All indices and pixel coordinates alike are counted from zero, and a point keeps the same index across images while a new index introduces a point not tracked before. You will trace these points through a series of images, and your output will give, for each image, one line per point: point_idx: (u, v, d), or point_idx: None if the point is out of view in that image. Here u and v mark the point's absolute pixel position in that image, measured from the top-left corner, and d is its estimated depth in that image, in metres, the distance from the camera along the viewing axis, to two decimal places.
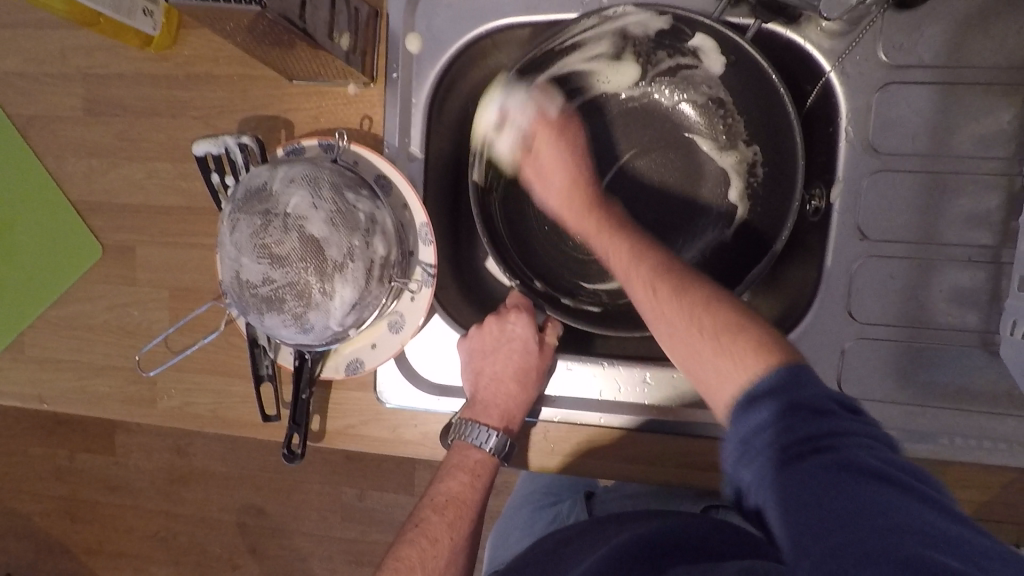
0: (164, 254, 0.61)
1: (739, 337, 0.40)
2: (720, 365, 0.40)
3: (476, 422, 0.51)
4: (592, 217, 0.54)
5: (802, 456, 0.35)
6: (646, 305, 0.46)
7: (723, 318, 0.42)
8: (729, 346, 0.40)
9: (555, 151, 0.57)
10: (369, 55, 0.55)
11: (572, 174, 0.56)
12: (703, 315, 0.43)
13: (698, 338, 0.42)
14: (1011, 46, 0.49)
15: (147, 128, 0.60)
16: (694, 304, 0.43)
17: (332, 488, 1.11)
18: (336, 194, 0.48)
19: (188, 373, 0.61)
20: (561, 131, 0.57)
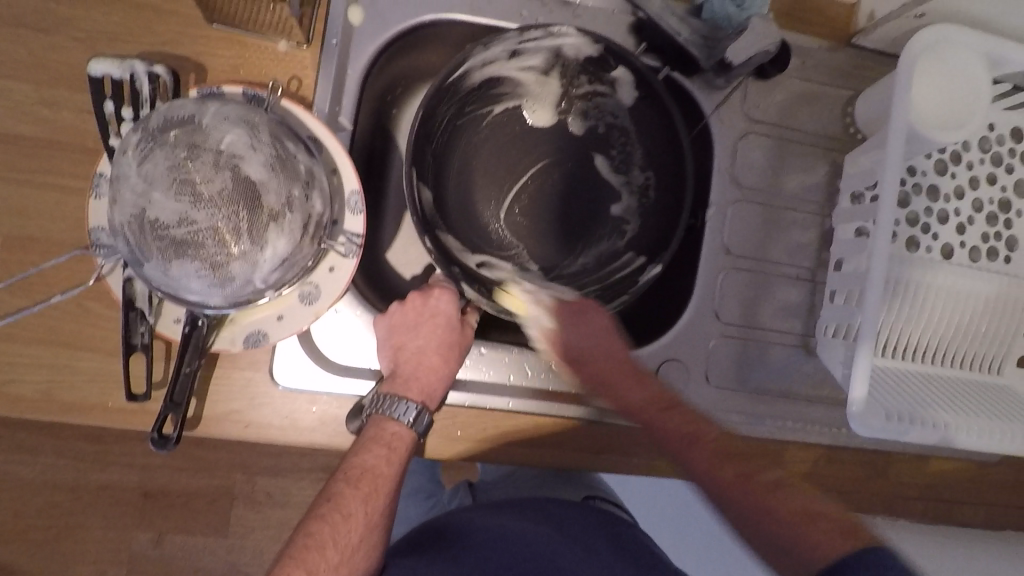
0: (0, 193, 0.49)
1: (807, 514, 0.48)
2: (777, 528, 0.48)
3: (396, 396, 0.50)
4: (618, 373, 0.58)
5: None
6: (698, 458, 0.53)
7: (796, 507, 0.49)
8: (816, 534, 0.46)
9: (581, 339, 0.59)
10: (308, 16, 0.53)
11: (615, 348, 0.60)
12: (764, 475, 0.52)
13: (767, 515, 0.49)
14: (825, 121, 0.66)
15: (2, 40, 0.49)
16: (750, 477, 0.51)
17: (122, 536, 0.94)
18: (276, 140, 0.45)
19: (14, 343, 0.49)
20: (596, 313, 0.60)
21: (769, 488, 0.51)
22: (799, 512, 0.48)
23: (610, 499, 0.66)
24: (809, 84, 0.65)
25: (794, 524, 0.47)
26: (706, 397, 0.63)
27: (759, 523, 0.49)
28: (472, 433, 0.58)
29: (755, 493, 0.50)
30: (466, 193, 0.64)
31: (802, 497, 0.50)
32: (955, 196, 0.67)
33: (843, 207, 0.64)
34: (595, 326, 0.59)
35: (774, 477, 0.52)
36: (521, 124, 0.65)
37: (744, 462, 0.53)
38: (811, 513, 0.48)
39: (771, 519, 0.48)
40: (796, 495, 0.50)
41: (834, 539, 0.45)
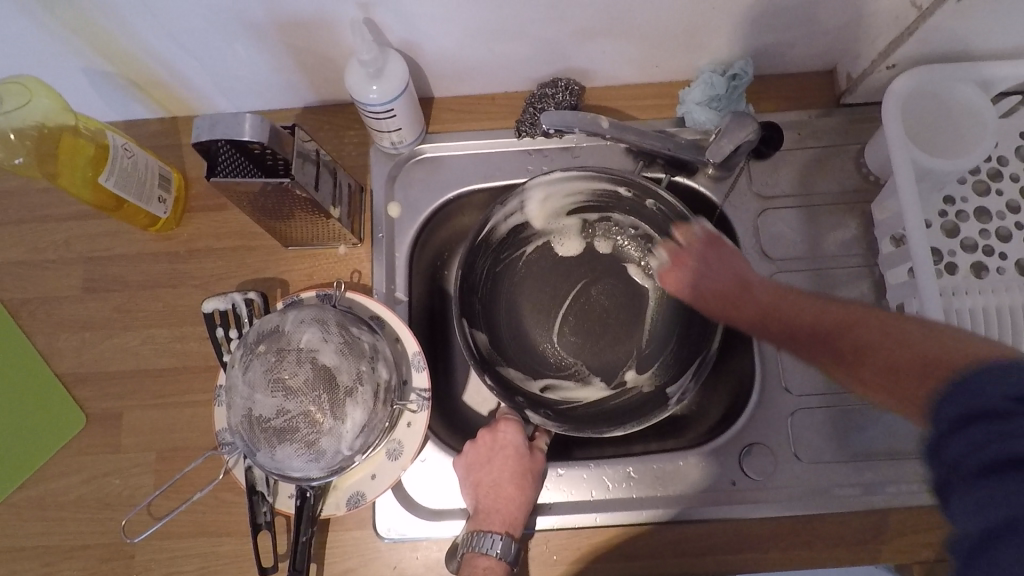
0: (153, 416, 0.62)
1: (913, 341, 0.40)
2: (896, 397, 0.40)
3: (482, 531, 0.53)
4: (727, 272, 0.57)
5: (987, 468, 0.33)
6: (799, 348, 0.48)
7: (909, 352, 0.40)
8: (904, 367, 0.40)
9: (705, 276, 0.59)
10: (357, 222, 0.66)
11: (739, 272, 0.57)
12: (853, 329, 0.44)
13: (896, 346, 0.41)
14: (842, 178, 0.67)
15: (147, 299, 0.65)
16: (849, 351, 0.44)
17: None
18: (343, 328, 0.55)
19: (171, 539, 0.59)
20: (712, 250, 0.59)
21: (878, 344, 0.42)
22: (933, 340, 0.40)
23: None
24: (812, 150, 0.68)
25: (898, 374, 0.40)
26: (802, 477, 0.60)
27: (869, 377, 0.42)
28: (568, 555, 0.59)
29: (854, 358, 0.43)
30: (518, 327, 0.71)
31: (896, 328, 0.42)
32: (1010, 212, 0.64)
33: (886, 252, 0.63)
34: (716, 262, 0.59)
35: (875, 331, 0.43)
36: (553, 257, 0.72)
37: (832, 333, 0.46)
38: (935, 359, 0.38)
39: (897, 363, 0.40)
40: (908, 347, 0.40)
41: (906, 396, 0.39)
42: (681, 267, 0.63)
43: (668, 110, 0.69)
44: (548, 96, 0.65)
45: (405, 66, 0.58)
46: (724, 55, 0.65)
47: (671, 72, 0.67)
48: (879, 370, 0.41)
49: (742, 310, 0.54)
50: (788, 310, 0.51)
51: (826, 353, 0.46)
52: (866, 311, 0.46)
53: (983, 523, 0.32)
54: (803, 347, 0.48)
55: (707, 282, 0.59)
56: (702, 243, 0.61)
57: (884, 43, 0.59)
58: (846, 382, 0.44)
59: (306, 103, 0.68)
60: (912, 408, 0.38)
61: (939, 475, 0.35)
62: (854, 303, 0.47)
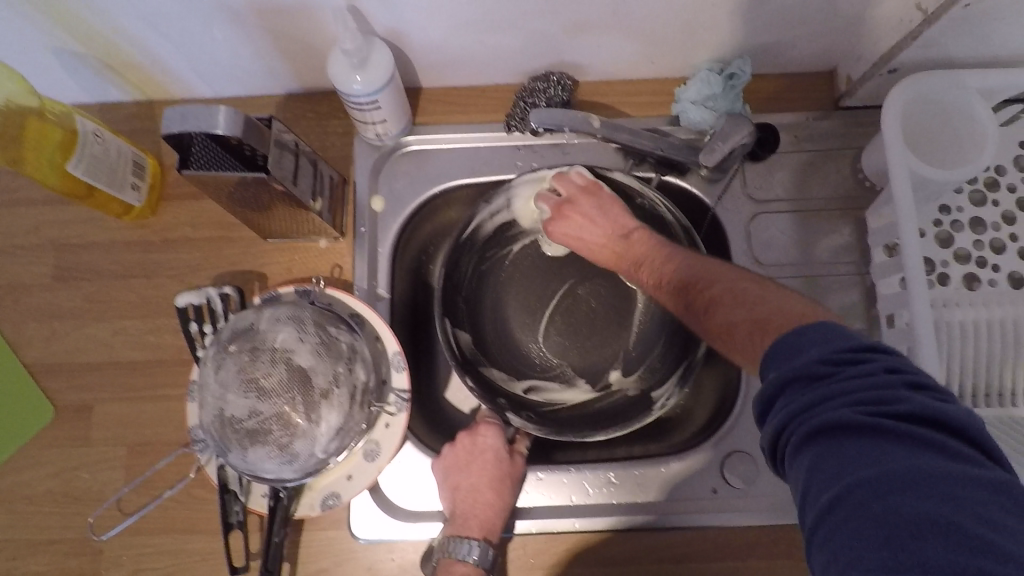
0: (124, 410, 0.60)
1: (777, 307, 0.42)
2: (745, 326, 0.42)
3: (459, 538, 0.52)
4: (614, 220, 0.62)
5: (834, 502, 0.31)
6: (688, 318, 0.50)
7: (761, 310, 0.42)
8: (766, 312, 0.42)
9: (577, 230, 0.63)
10: (339, 215, 0.64)
11: (623, 229, 0.61)
12: (694, 291, 0.50)
13: (752, 302, 0.44)
14: (837, 184, 0.66)
15: (119, 289, 0.63)
16: (690, 279, 0.51)
17: None
18: (320, 327, 0.53)
19: (140, 536, 0.58)
20: (650, 230, 0.59)
21: (721, 297, 0.46)
22: (779, 306, 0.42)
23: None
24: (807, 154, 0.66)
25: (750, 332, 0.42)
26: (785, 486, 0.59)
27: (714, 335, 0.46)
28: (546, 560, 0.58)
29: (706, 312, 0.48)
30: (503, 327, 0.69)
31: (760, 289, 0.45)
32: (1005, 223, 0.63)
33: (878, 261, 0.62)
34: (638, 233, 0.60)
35: (727, 289, 0.47)
36: (541, 255, 0.70)
37: (692, 283, 0.50)
38: (788, 312, 0.41)
39: (754, 321, 0.42)
40: (767, 301, 0.43)
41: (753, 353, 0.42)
42: (568, 219, 0.63)
43: (662, 108, 0.67)
44: (539, 90, 0.63)
45: (391, 56, 0.56)
46: (720, 52, 0.63)
47: (666, 69, 0.65)
48: (745, 345, 0.42)
49: (619, 251, 0.61)
50: (664, 268, 0.55)
51: (680, 301, 0.51)
52: (752, 280, 0.47)
53: (817, 496, 0.31)
54: (677, 301, 0.52)
55: (579, 235, 0.63)
56: (592, 193, 0.63)
57: (886, 46, 0.58)
58: (694, 321, 0.49)
59: (288, 90, 0.66)
60: (753, 358, 0.41)
61: (771, 446, 0.36)
62: (696, 255, 0.53)
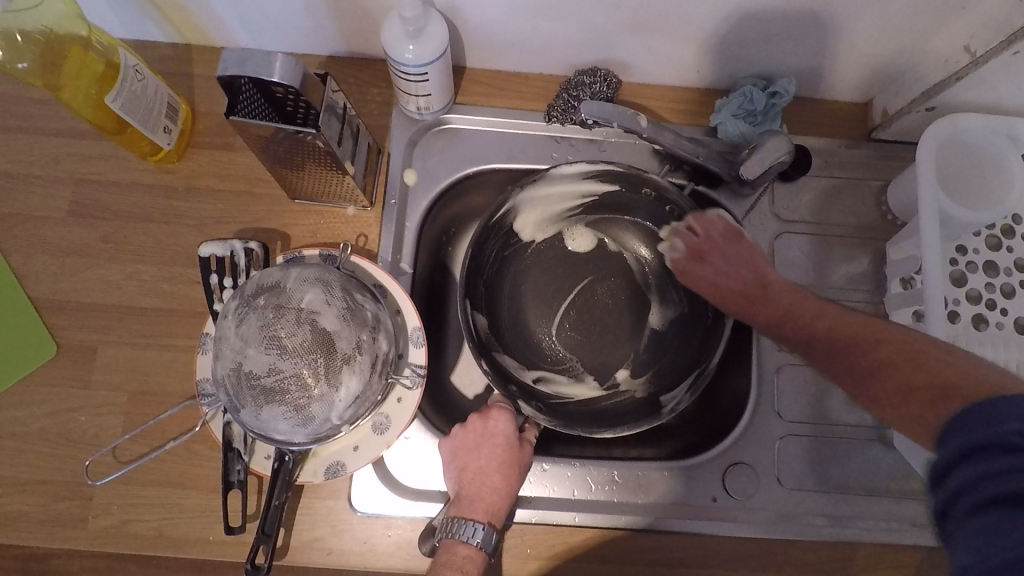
0: (130, 356, 0.59)
1: (912, 356, 0.44)
2: (909, 412, 0.42)
3: (462, 519, 0.52)
4: (751, 277, 0.60)
5: (987, 501, 0.33)
6: (838, 369, 0.49)
7: (909, 364, 0.43)
8: (920, 378, 0.42)
9: (727, 265, 0.61)
10: (370, 184, 0.63)
11: (751, 275, 0.60)
12: (883, 347, 0.46)
13: (916, 367, 0.43)
14: (861, 213, 0.67)
15: (136, 232, 0.61)
16: (856, 364, 0.47)
17: None
18: (347, 293, 0.52)
19: (133, 486, 0.56)
20: (728, 242, 0.61)
21: (897, 362, 0.44)
22: (917, 388, 0.41)
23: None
24: (836, 180, 0.68)
25: (897, 398, 0.43)
26: (781, 500, 0.60)
27: (893, 398, 0.43)
28: (542, 549, 0.58)
29: (874, 373, 0.45)
30: (518, 316, 0.70)
31: (912, 353, 0.44)
32: (1016, 269, 0.65)
33: (894, 292, 0.63)
34: (731, 254, 0.61)
35: (892, 349, 0.45)
36: (562, 250, 0.71)
37: (854, 341, 0.49)
38: (931, 380, 0.41)
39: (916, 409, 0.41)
40: (924, 367, 0.42)
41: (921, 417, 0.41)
42: (702, 263, 0.63)
43: (701, 117, 0.67)
44: (585, 84, 0.63)
45: (446, 29, 0.55)
46: (766, 70, 0.64)
47: (711, 80, 0.66)
48: (902, 410, 0.42)
49: (772, 313, 0.57)
50: (812, 328, 0.53)
51: (859, 360, 0.47)
52: (902, 347, 0.45)
53: (982, 563, 0.32)
54: (840, 367, 0.49)
55: (714, 282, 0.61)
56: (721, 241, 0.61)
57: (929, 83, 0.59)
58: (853, 388, 0.47)
59: (332, 52, 0.65)
60: (926, 429, 0.40)
61: (939, 502, 0.36)
62: (868, 318, 0.50)
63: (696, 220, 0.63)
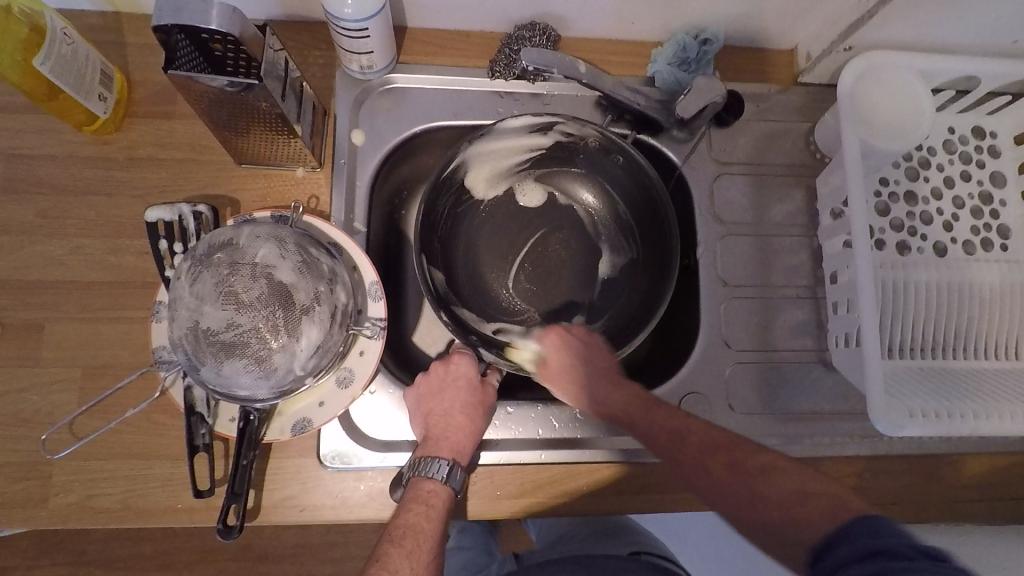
0: (80, 330, 0.58)
1: (811, 497, 0.47)
2: (772, 528, 0.48)
3: (429, 457, 0.54)
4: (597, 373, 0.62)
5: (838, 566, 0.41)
6: (700, 478, 0.54)
7: (786, 487, 0.49)
8: (801, 511, 0.47)
9: (575, 364, 0.63)
10: (319, 146, 0.63)
11: (609, 375, 0.62)
12: (735, 452, 0.53)
13: (783, 501, 0.48)
14: (793, 153, 0.71)
15: (78, 206, 0.60)
16: (733, 471, 0.52)
17: None
18: (301, 247, 0.53)
19: (93, 461, 0.55)
20: (589, 349, 0.63)
21: (756, 498, 0.50)
22: (802, 496, 0.48)
23: (658, 553, 0.65)
24: (768, 123, 0.71)
25: (756, 505, 0.50)
26: (734, 425, 0.64)
27: (752, 517, 0.49)
28: (512, 489, 0.60)
29: (760, 475, 0.51)
30: (475, 271, 0.71)
31: (805, 478, 0.50)
32: (932, 198, 0.70)
33: (825, 224, 0.67)
34: (587, 359, 0.63)
35: (762, 475, 0.51)
36: (514, 205, 0.72)
37: (727, 445, 0.55)
38: (834, 506, 0.46)
39: (777, 514, 0.48)
40: (803, 479, 0.49)
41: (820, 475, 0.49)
42: (560, 348, 0.64)
43: (638, 68, 0.70)
44: (524, 38, 0.66)
45: None
46: (696, 19, 0.67)
47: (646, 31, 0.68)
48: (728, 505, 0.51)
49: (623, 407, 0.59)
50: (659, 420, 0.57)
51: (716, 464, 0.53)
52: (807, 476, 0.50)
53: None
54: (699, 477, 0.54)
55: (570, 368, 0.63)
56: (577, 347, 0.64)
57: (844, 25, 0.63)
58: (713, 498, 0.52)
59: (271, 16, 0.65)
60: (784, 526, 0.47)
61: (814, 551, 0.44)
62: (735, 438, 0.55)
63: (553, 332, 0.66)
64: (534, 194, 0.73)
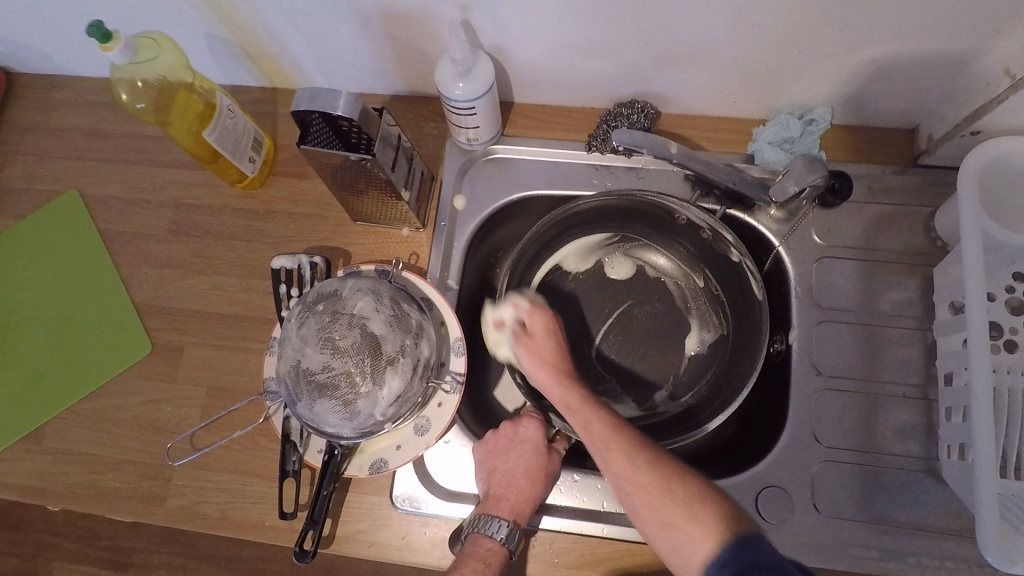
0: (210, 355, 0.67)
1: (664, 486, 0.49)
2: (661, 516, 0.49)
3: (489, 516, 0.55)
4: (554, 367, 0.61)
5: None
6: (596, 435, 0.54)
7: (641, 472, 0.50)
8: (663, 515, 0.48)
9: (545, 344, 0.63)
10: (423, 208, 0.70)
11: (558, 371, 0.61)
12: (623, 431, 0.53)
13: (654, 490, 0.49)
14: (908, 239, 0.66)
15: (222, 248, 0.70)
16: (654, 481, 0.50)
17: None
18: (395, 302, 0.58)
19: (204, 471, 0.63)
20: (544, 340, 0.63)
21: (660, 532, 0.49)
22: (658, 487, 0.49)
23: None
24: (880, 206, 0.67)
25: (652, 494, 0.49)
26: (819, 529, 0.59)
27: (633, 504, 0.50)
28: (570, 559, 0.59)
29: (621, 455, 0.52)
30: (557, 336, 0.73)
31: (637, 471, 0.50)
32: None
33: (942, 318, 0.61)
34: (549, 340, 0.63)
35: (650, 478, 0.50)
36: (600, 274, 0.74)
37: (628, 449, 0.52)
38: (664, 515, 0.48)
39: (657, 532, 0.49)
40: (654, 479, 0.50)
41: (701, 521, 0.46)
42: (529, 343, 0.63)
43: (738, 145, 0.69)
44: (624, 115, 0.67)
45: (492, 70, 0.61)
46: (802, 99, 0.65)
47: (748, 109, 0.68)
48: (640, 498, 0.50)
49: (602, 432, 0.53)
50: (621, 468, 0.51)
51: (651, 480, 0.50)
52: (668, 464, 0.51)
53: None
54: (611, 456, 0.52)
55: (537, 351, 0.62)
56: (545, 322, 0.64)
57: (971, 109, 0.59)
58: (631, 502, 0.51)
59: (395, 92, 0.73)
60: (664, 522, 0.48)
61: None
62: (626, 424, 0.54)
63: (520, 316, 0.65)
64: (622, 264, 0.74)
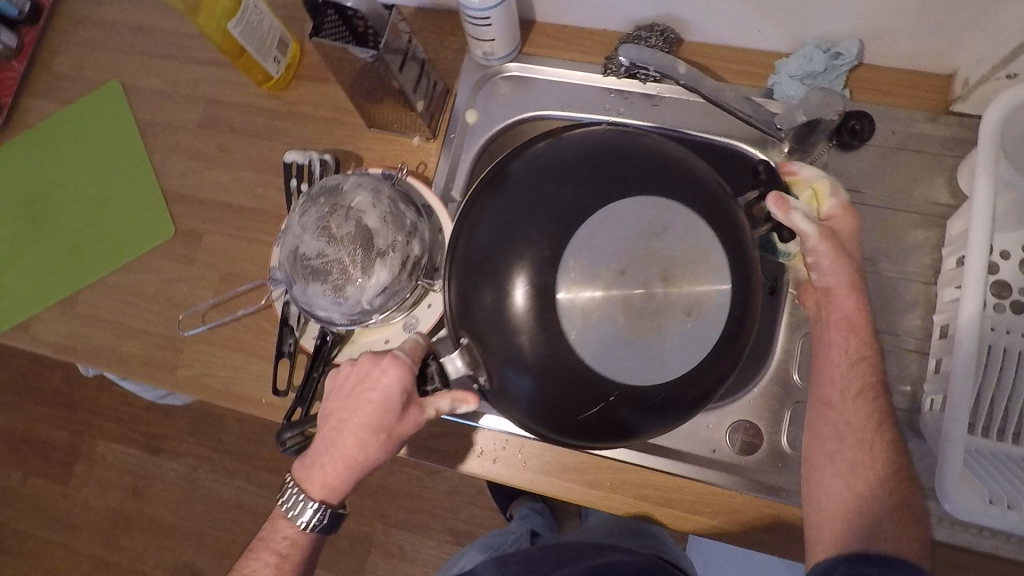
0: (225, 242, 0.71)
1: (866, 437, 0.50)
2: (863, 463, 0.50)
3: (304, 477, 0.53)
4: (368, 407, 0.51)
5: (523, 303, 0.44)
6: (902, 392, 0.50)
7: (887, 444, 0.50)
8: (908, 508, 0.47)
9: (343, 430, 0.51)
10: (436, 118, 0.71)
11: (368, 402, 0.51)
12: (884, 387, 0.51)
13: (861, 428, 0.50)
14: (927, 188, 0.63)
15: (245, 145, 0.74)
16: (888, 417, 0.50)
17: None
18: (393, 202, 0.60)
19: (211, 346, 0.68)
20: (349, 406, 0.51)
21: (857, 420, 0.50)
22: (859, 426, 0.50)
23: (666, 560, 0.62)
24: (903, 152, 0.64)
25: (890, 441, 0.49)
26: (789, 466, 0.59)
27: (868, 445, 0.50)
28: (539, 465, 0.62)
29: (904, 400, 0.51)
30: None
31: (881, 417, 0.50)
32: None
33: (947, 270, 0.59)
34: (345, 422, 0.51)
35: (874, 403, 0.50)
36: None
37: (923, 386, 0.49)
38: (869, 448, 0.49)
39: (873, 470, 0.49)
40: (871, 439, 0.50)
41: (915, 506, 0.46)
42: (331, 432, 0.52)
43: (759, 79, 0.67)
44: (642, 38, 0.67)
45: None
46: (829, 32, 0.63)
47: (772, 42, 0.66)
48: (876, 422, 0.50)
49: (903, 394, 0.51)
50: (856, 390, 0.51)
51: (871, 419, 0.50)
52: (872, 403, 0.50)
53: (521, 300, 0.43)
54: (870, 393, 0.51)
55: (335, 440, 0.52)
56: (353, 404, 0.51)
57: (1008, 48, 0.55)
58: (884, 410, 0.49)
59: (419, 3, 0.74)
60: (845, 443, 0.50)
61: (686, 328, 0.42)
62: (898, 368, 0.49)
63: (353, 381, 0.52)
64: None
